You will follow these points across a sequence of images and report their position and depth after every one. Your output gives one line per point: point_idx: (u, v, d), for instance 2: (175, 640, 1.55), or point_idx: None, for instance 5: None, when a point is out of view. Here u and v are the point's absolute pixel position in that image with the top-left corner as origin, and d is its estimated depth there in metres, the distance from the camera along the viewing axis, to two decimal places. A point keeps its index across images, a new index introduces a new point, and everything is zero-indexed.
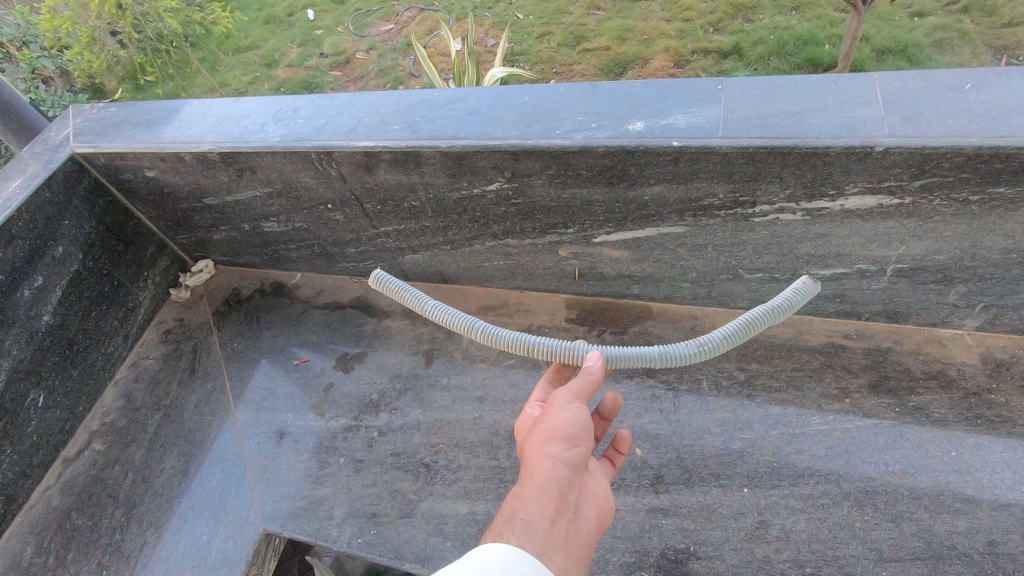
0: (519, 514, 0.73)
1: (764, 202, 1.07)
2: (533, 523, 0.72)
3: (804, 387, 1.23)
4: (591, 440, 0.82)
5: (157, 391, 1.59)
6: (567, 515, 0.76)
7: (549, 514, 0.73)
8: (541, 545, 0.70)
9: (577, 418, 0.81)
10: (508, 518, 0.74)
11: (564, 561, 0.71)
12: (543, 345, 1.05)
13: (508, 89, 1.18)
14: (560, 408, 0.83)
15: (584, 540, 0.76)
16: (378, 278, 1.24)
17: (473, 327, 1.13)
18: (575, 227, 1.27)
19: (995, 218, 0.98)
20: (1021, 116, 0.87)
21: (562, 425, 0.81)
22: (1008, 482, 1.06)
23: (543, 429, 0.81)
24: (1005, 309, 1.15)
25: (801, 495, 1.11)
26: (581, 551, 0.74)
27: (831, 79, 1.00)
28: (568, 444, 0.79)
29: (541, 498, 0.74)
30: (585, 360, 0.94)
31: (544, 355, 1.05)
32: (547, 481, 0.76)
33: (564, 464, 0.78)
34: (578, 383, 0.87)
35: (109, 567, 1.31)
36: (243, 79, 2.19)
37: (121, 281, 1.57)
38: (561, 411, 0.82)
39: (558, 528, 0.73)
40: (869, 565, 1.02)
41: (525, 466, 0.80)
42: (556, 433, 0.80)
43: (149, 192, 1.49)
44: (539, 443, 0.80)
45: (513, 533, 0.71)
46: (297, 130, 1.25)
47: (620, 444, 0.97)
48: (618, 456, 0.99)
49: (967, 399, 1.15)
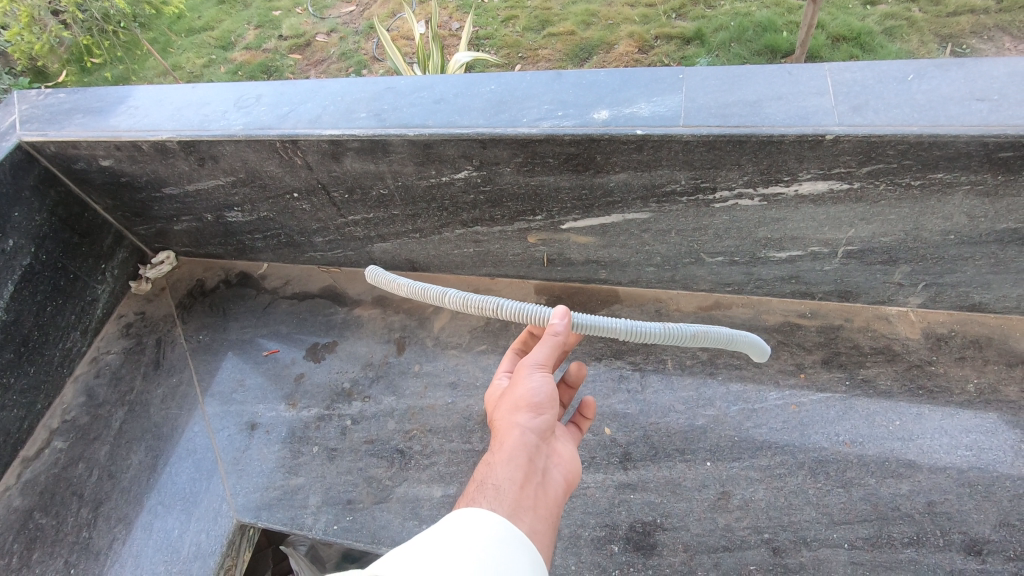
0: (490, 480, 0.76)
1: (724, 188, 1.11)
2: (502, 488, 0.75)
3: (762, 364, 1.29)
4: (557, 407, 0.86)
5: (120, 387, 1.55)
6: (536, 479, 0.79)
7: (517, 478, 0.77)
8: (511, 505, 0.73)
9: (542, 386, 0.85)
10: (480, 484, 0.77)
11: (534, 521, 0.74)
12: (510, 306, 1.06)
13: (476, 78, 1.19)
14: (525, 378, 0.87)
15: (553, 501, 0.79)
16: (370, 270, 1.35)
17: (445, 293, 1.16)
18: (543, 214, 1.29)
19: (934, 202, 1.05)
20: (957, 106, 0.93)
21: (528, 394, 0.85)
22: (945, 447, 1.14)
23: (510, 399, 0.86)
24: (944, 286, 1.23)
25: (760, 466, 1.17)
26: (551, 512, 0.78)
27: (785, 70, 1.05)
28: (534, 413, 0.84)
29: (509, 464, 0.78)
30: (552, 318, 0.95)
31: (511, 316, 1.06)
32: (514, 448, 0.80)
33: (531, 431, 0.82)
34: (546, 351, 0.89)
35: (77, 565, 1.29)
36: (197, 62, 2.09)
37: (78, 274, 1.52)
38: (527, 380, 0.86)
39: (527, 492, 0.77)
40: (822, 528, 1.09)
41: (495, 435, 0.84)
42: (522, 403, 0.84)
43: (104, 182, 1.44)
44: (507, 413, 0.84)
45: (485, 497, 0.74)
46: (260, 118, 1.23)
47: (585, 409, 1.01)
48: (584, 422, 1.01)
49: (910, 371, 1.23)
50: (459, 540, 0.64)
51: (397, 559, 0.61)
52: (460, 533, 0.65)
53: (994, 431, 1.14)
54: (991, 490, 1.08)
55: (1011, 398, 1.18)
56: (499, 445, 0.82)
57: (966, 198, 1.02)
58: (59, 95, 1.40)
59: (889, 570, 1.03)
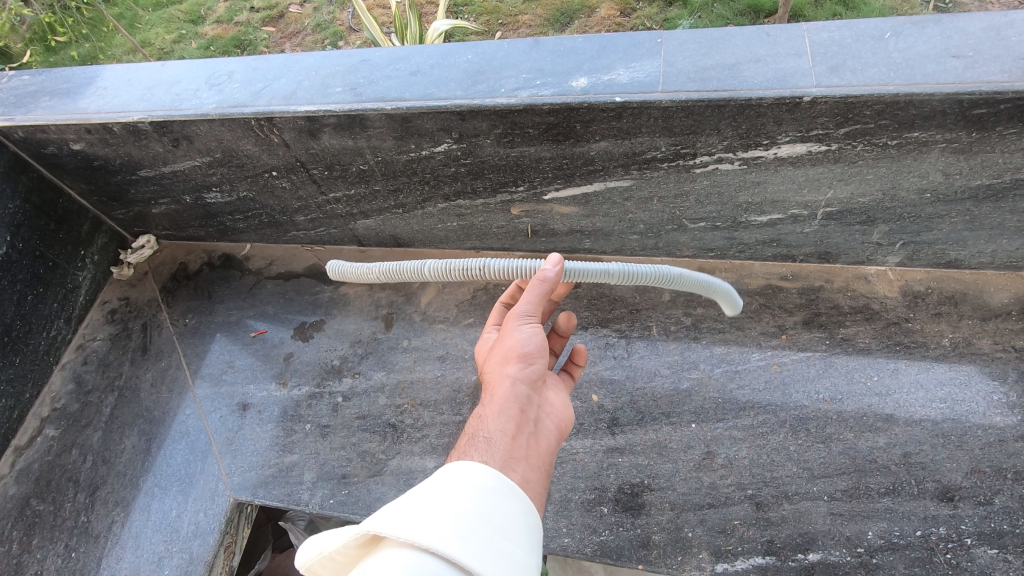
0: (483, 433, 0.83)
1: (704, 153, 1.11)
2: (494, 439, 0.82)
3: (745, 327, 1.32)
4: (545, 356, 0.94)
5: (108, 373, 1.55)
6: (527, 428, 0.86)
7: (509, 429, 0.83)
8: (503, 456, 0.79)
9: (530, 337, 0.92)
10: (472, 438, 0.84)
11: (527, 470, 0.79)
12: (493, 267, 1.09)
13: (452, 47, 1.17)
14: (514, 331, 0.94)
15: (544, 450, 0.86)
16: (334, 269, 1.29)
17: (423, 266, 1.16)
18: (526, 185, 1.28)
19: (911, 160, 1.05)
20: (933, 64, 0.93)
21: (517, 346, 0.92)
22: (920, 400, 1.18)
23: (501, 352, 0.93)
24: (921, 245, 1.25)
25: (743, 425, 1.21)
26: (543, 458, 0.85)
27: (762, 32, 1.04)
28: (524, 362, 0.92)
29: (501, 416, 0.85)
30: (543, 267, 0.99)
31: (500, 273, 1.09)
32: (505, 400, 0.87)
33: (521, 381, 0.90)
34: (536, 304, 0.95)
35: (77, 549, 1.32)
36: (166, 38, 1.97)
37: (57, 262, 1.50)
38: (516, 332, 0.93)
39: (519, 443, 0.83)
40: (803, 482, 1.13)
41: (487, 388, 0.92)
42: (512, 353, 0.92)
43: (77, 166, 1.41)
44: (499, 365, 0.92)
45: (478, 449, 0.80)
46: (233, 96, 1.21)
47: (577, 357, 1.10)
48: (575, 368, 1.12)
49: (888, 328, 1.26)
50: (452, 490, 0.67)
51: (393, 508, 0.64)
52: (453, 485, 0.68)
53: (968, 383, 1.18)
54: (963, 440, 1.12)
55: (984, 350, 1.21)
56: (491, 397, 0.89)
57: (942, 156, 1.03)
58: (23, 78, 1.36)
59: (866, 519, 1.08)
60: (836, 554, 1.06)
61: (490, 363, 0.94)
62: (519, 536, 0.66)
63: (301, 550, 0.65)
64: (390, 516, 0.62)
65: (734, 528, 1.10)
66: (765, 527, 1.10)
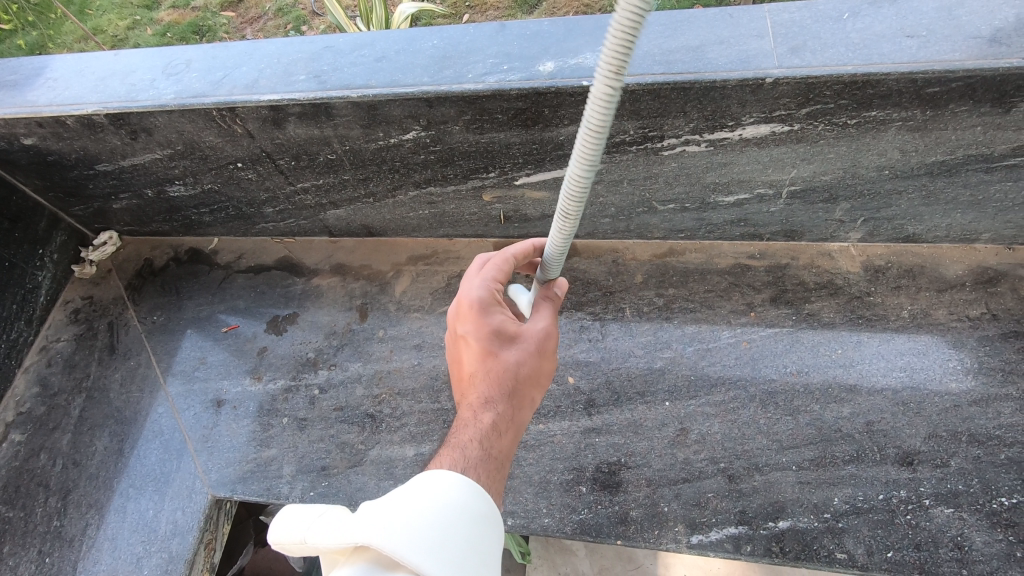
0: (496, 453, 0.80)
1: (671, 135, 1.12)
2: (502, 463, 0.80)
3: (715, 305, 1.35)
4: None
5: (75, 374, 1.52)
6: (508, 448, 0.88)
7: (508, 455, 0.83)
8: (502, 484, 0.80)
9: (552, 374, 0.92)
10: (484, 449, 0.79)
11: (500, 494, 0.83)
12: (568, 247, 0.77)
13: (417, 33, 1.16)
14: (550, 358, 0.90)
15: None
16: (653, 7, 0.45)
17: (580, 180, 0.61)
18: (497, 171, 1.28)
19: (871, 138, 1.08)
20: (889, 44, 0.96)
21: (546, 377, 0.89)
22: (882, 370, 1.22)
23: (534, 370, 0.87)
24: (881, 221, 1.28)
25: (715, 401, 1.24)
26: None
27: (725, 13, 1.06)
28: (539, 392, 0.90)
29: (511, 442, 0.83)
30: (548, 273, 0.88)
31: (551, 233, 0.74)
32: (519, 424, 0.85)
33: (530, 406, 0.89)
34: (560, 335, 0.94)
35: (51, 554, 1.30)
36: (120, 24, 1.89)
37: (14, 262, 1.45)
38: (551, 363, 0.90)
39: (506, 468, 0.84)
40: (772, 453, 1.17)
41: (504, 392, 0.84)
42: (540, 382, 0.88)
43: (30, 162, 1.36)
44: (527, 381, 0.86)
45: (488, 468, 0.78)
46: (192, 86, 1.18)
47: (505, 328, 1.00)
48: None
49: (851, 302, 1.30)
50: (440, 501, 0.64)
51: (381, 510, 0.60)
52: (439, 495, 0.65)
53: (926, 352, 1.23)
54: (922, 406, 1.17)
55: (940, 321, 1.26)
56: (508, 412, 0.84)
57: (898, 134, 1.06)
58: None
59: (832, 486, 1.13)
60: (804, 521, 1.10)
61: (511, 359, 0.86)
62: (494, 562, 0.65)
63: (280, 528, 0.63)
64: (389, 529, 0.58)
65: (709, 500, 1.14)
66: (737, 498, 1.14)
